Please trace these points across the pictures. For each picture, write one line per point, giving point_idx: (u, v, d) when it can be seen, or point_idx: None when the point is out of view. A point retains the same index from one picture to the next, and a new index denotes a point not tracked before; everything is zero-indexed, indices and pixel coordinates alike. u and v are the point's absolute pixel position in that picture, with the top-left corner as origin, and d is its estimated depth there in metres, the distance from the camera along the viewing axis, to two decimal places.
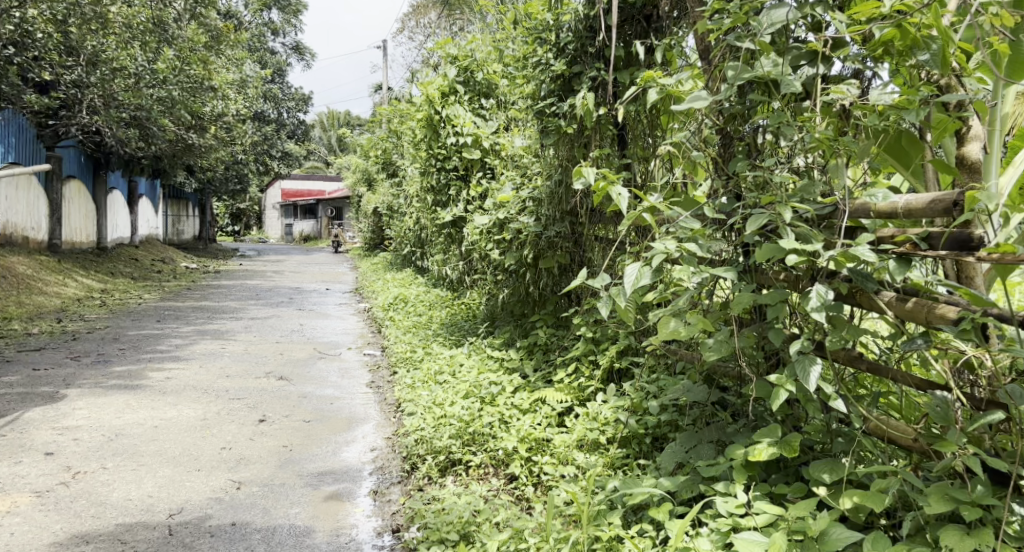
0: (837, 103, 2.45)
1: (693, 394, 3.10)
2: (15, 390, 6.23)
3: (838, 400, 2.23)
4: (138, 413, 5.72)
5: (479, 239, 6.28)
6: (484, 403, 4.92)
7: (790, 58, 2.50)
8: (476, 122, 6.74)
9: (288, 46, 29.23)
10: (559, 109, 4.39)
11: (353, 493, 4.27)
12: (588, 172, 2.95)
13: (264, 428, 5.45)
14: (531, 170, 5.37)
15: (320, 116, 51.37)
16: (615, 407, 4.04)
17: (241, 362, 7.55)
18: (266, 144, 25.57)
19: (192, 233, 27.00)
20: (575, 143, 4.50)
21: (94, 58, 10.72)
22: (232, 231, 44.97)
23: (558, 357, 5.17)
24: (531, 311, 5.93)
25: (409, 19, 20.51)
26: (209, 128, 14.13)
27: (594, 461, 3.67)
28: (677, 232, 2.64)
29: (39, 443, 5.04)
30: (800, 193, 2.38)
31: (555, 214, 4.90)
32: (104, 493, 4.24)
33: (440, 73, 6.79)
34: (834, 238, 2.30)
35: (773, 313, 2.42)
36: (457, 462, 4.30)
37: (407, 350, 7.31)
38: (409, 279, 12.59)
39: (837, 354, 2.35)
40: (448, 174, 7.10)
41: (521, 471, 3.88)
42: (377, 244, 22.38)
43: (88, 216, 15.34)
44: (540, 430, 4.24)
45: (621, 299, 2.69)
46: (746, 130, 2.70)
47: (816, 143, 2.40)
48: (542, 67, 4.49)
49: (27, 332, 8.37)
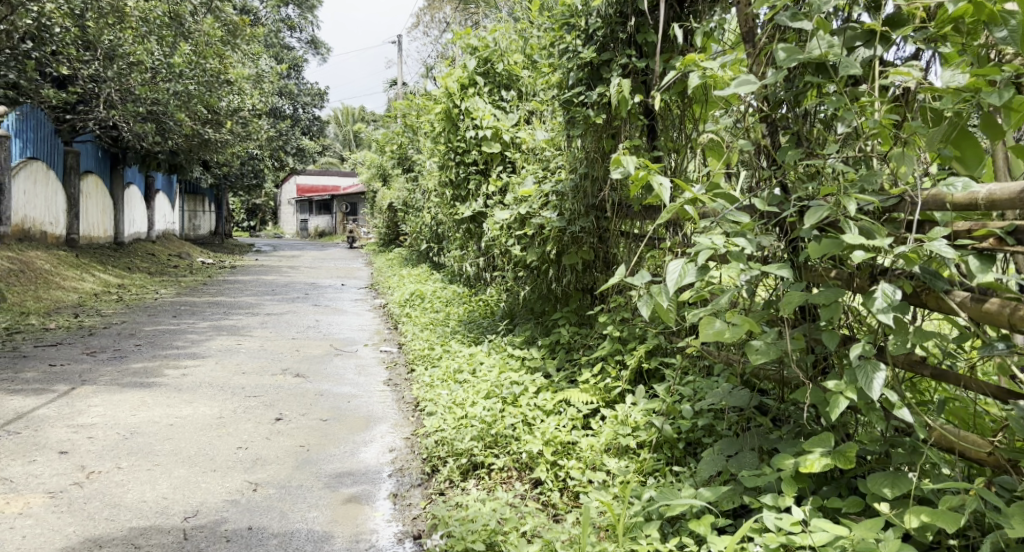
0: (896, 86, 2.28)
1: (733, 399, 2.95)
2: (31, 387, 6.14)
3: (904, 408, 2.07)
4: (153, 411, 5.62)
5: (498, 235, 6.10)
6: (506, 403, 4.76)
7: (843, 39, 2.32)
8: (496, 115, 6.58)
9: (303, 42, 29.23)
10: (587, 98, 4.23)
11: (371, 496, 4.13)
12: (627, 162, 2.79)
13: (281, 427, 5.32)
14: (554, 162, 5.19)
15: (334, 111, 51.43)
16: (645, 409, 3.88)
17: (258, 359, 7.45)
18: (282, 139, 25.57)
19: (209, 228, 27.00)
20: (602, 135, 4.37)
21: (111, 52, 10.94)
22: (248, 226, 45.13)
23: (581, 356, 5.00)
24: (552, 308, 5.77)
25: (424, 14, 20.42)
26: (225, 123, 14.07)
27: (624, 468, 3.51)
28: (722, 226, 2.48)
29: (53, 441, 4.93)
30: (860, 183, 2.20)
31: (580, 209, 4.70)
32: (119, 494, 4.13)
33: (460, 65, 6.68)
34: (898, 232, 2.14)
35: (827, 314, 2.26)
36: (479, 465, 4.17)
37: (424, 347, 7.17)
38: (425, 275, 12.47)
39: (897, 359, 2.19)
40: (468, 169, 6.90)
41: (546, 476, 3.73)
42: (393, 240, 22.30)
43: (105, 211, 15.30)
44: (565, 433, 4.09)
45: (663, 298, 2.54)
46: (796, 116, 2.54)
47: (874, 132, 2.23)
48: (570, 55, 4.32)
49: (45, 327, 8.31)
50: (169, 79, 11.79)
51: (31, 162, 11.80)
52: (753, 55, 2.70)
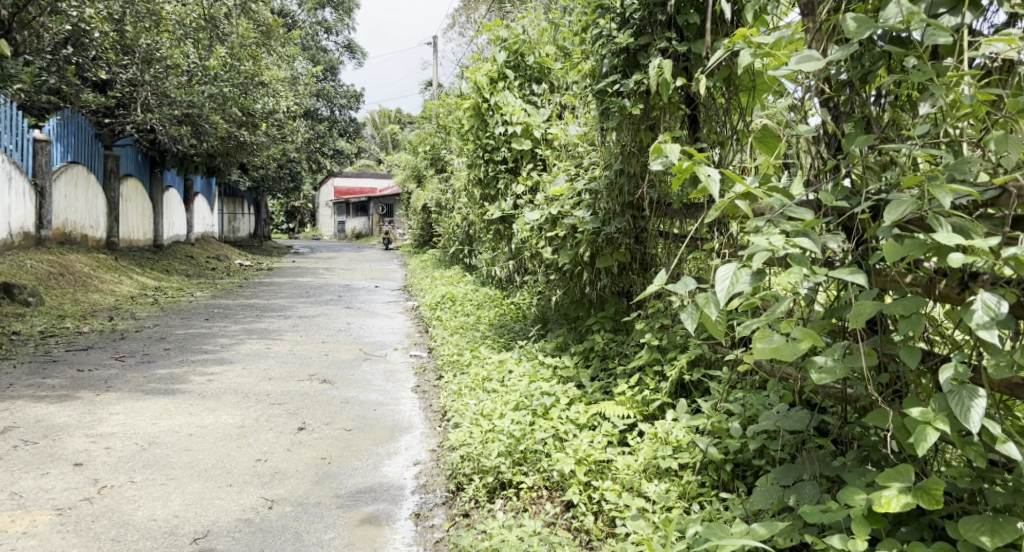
0: (990, 58, 1.93)
1: (789, 422, 2.62)
2: (55, 393, 5.97)
3: (1007, 442, 1.73)
4: (174, 420, 5.40)
5: (529, 236, 5.80)
6: (536, 415, 4.47)
7: (925, 5, 1.96)
8: (527, 110, 6.25)
9: (340, 45, 29.25)
10: (622, 87, 3.90)
11: (392, 515, 3.86)
12: (670, 150, 2.41)
13: (303, 437, 5.08)
14: (588, 159, 4.89)
15: (371, 114, 51.66)
16: (688, 426, 3.56)
17: (285, 364, 7.23)
18: (318, 141, 25.56)
19: (248, 231, 27.07)
20: (640, 126, 4.05)
21: (149, 56, 11.12)
22: (286, 228, 45.44)
23: (617, 365, 4.68)
24: (586, 314, 5.47)
25: (460, 15, 20.25)
26: (261, 125, 13.85)
27: (665, 493, 3.20)
28: (781, 225, 2.11)
29: (69, 452, 4.73)
30: (952, 171, 1.84)
31: (615, 207, 4.40)
32: (128, 512, 3.89)
33: (489, 58, 6.34)
34: (999, 230, 1.79)
35: (908, 326, 1.93)
36: (507, 484, 3.89)
37: (454, 353, 6.90)
38: (457, 277, 12.22)
39: (994, 381, 1.85)
40: (497, 167, 6.61)
41: (579, 499, 3.42)
42: (427, 242, 22.11)
43: (144, 214, 15.27)
44: (599, 451, 3.76)
45: (711, 308, 2.15)
46: (863, 99, 2.24)
47: (967, 109, 1.88)
48: (604, 41, 3.99)
49: (79, 330, 8.19)
50: (204, 81, 11.72)
51: (72, 166, 11.70)
52: (812, 30, 2.37)
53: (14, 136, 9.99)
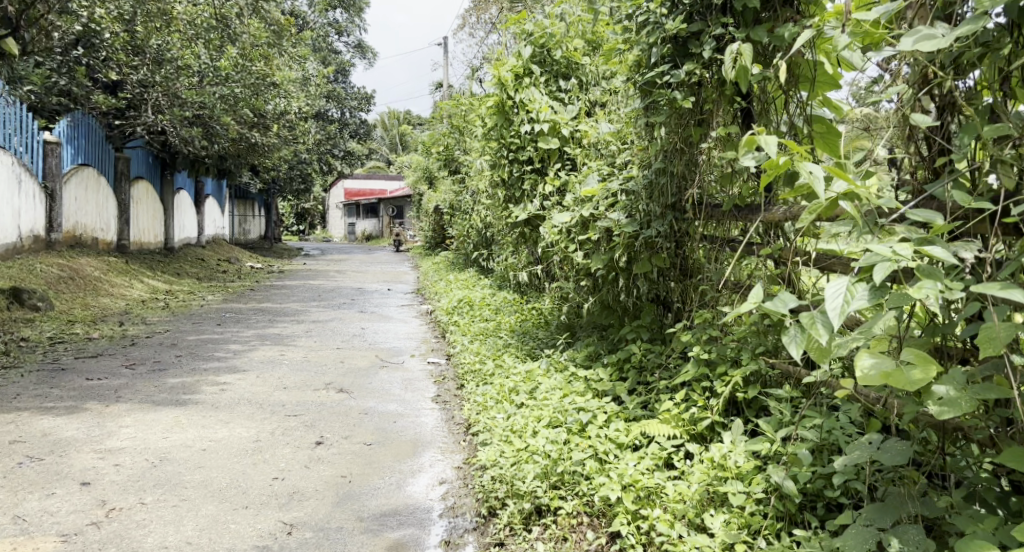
0: None
1: (887, 455, 2.29)
2: (62, 405, 5.69)
3: None
4: (186, 433, 5.12)
5: (557, 239, 5.49)
6: (572, 433, 4.16)
7: None
8: (553, 107, 5.96)
9: (350, 46, 29.04)
10: (672, 78, 3.62)
11: (420, 542, 3.55)
12: (767, 142, 2.20)
13: (321, 453, 4.78)
14: (623, 157, 4.60)
15: (381, 115, 51.51)
16: (746, 451, 3.24)
17: (301, 372, 6.94)
18: (329, 143, 25.32)
19: (259, 232, 26.87)
20: (689, 121, 3.75)
21: (159, 56, 10.90)
22: (298, 231, 45.45)
23: (657, 378, 4.37)
24: (620, 322, 5.16)
25: (470, 16, 19.98)
26: (273, 127, 13.60)
27: (727, 528, 2.89)
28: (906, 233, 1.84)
29: (76, 470, 4.44)
30: None
31: (656, 209, 4.10)
32: (138, 538, 3.60)
33: (513, 53, 6.03)
34: None
35: None
36: (545, 510, 3.58)
37: (476, 362, 6.60)
38: (474, 280, 11.96)
39: None
40: (522, 166, 6.28)
41: (626, 529, 3.11)
42: (439, 244, 21.89)
43: (155, 217, 15.04)
44: (646, 475, 3.45)
45: (821, 332, 1.94)
46: (979, 83, 1.97)
47: None
48: (651, 28, 3.71)
49: (89, 336, 7.92)
50: (216, 82, 11.50)
51: (83, 168, 11.44)
52: (916, 7, 2.09)
53: (25, 136, 9.75)
